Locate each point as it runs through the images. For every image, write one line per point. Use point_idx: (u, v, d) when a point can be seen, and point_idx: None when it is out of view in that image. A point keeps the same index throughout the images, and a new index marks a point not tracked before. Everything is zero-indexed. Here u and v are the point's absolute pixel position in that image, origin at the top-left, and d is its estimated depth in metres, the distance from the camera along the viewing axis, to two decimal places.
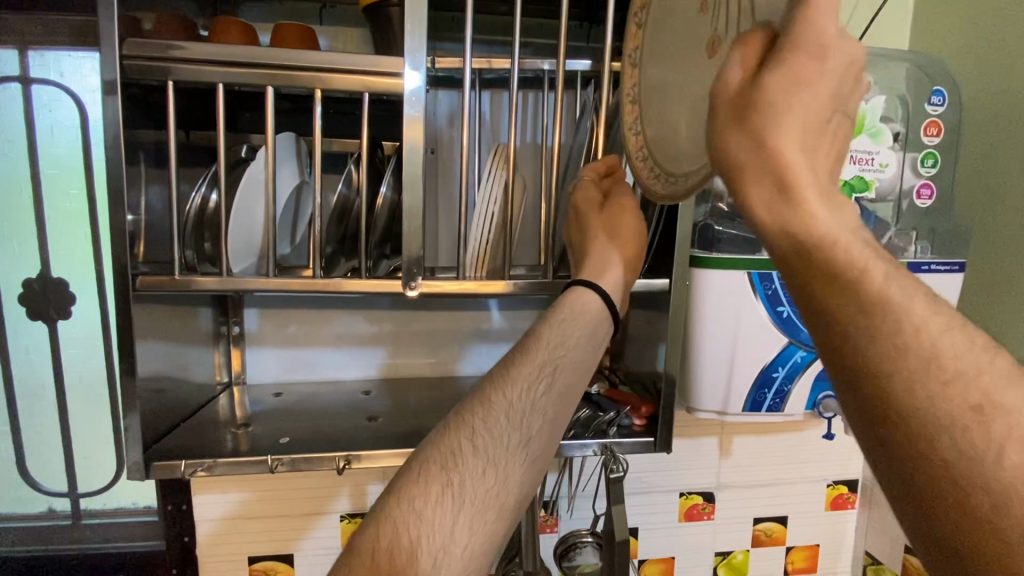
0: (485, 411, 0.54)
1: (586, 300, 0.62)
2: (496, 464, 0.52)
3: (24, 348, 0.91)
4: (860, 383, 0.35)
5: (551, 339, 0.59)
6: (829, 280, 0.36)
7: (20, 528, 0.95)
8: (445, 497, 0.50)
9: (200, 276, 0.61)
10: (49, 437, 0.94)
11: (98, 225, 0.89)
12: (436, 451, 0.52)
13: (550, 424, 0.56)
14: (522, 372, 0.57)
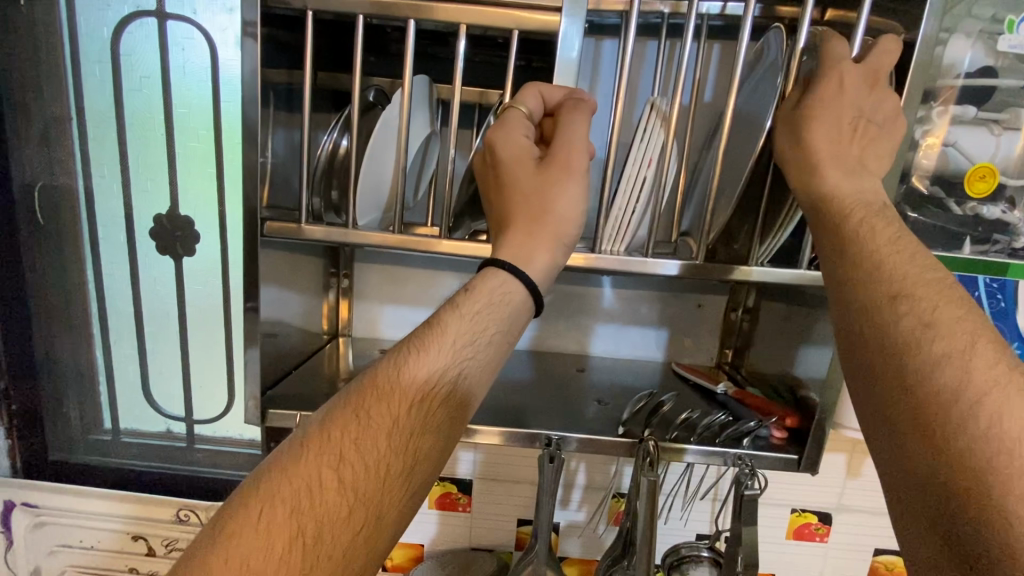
0: (359, 431, 0.44)
1: (512, 293, 0.50)
2: (363, 500, 0.43)
3: (154, 280, 0.97)
4: (830, 255, 0.51)
5: (455, 340, 0.48)
6: (865, 293, 0.48)
7: (143, 443, 1.04)
8: (293, 549, 0.40)
9: (322, 226, 0.58)
10: (171, 364, 1.00)
11: (222, 166, 0.90)
12: (287, 483, 0.42)
13: (441, 440, 0.47)
14: (410, 378, 0.46)
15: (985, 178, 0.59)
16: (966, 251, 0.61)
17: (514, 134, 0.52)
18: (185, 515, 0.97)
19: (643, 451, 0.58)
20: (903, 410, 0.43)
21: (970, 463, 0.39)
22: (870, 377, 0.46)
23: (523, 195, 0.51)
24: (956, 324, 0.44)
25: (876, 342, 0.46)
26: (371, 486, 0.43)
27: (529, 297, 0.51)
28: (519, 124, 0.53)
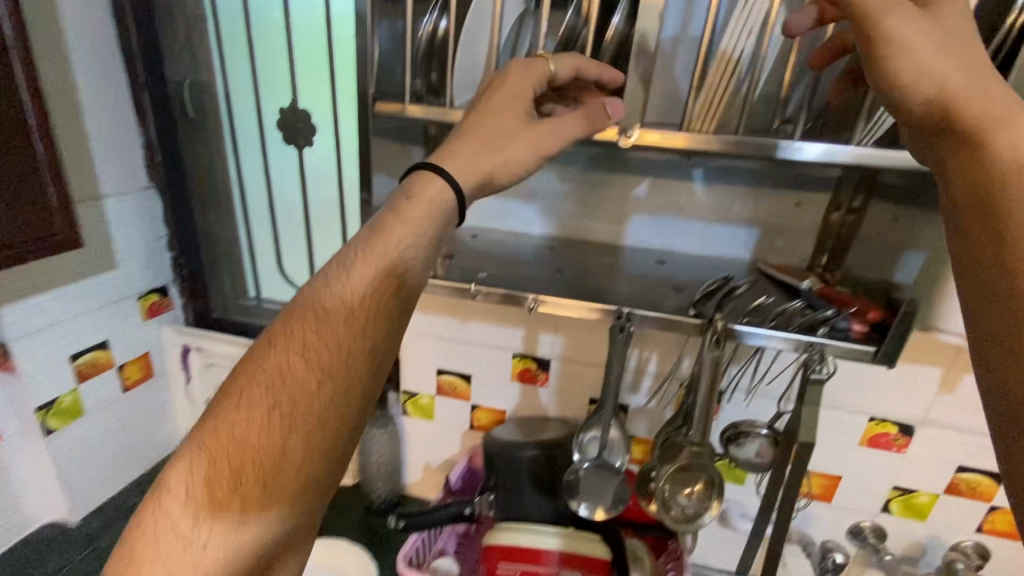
0: (312, 319, 0.46)
1: (425, 186, 0.51)
2: (326, 382, 0.45)
3: (281, 168, 1.10)
4: (932, 136, 0.46)
5: (398, 243, 0.48)
6: (983, 154, 0.42)
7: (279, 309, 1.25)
8: (267, 431, 0.43)
9: (424, 108, 0.64)
10: (298, 244, 1.17)
11: (335, 62, 0.97)
12: (254, 376, 0.45)
13: (393, 328, 0.48)
14: (344, 267, 0.48)
15: None
16: None
17: (520, 75, 0.55)
18: None
19: (711, 330, 0.61)
20: (978, 233, 0.41)
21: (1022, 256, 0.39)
22: (961, 227, 0.43)
23: (502, 125, 0.55)
24: None
25: (974, 185, 0.42)
26: (326, 367, 0.45)
27: (451, 197, 0.51)
28: (532, 72, 0.56)
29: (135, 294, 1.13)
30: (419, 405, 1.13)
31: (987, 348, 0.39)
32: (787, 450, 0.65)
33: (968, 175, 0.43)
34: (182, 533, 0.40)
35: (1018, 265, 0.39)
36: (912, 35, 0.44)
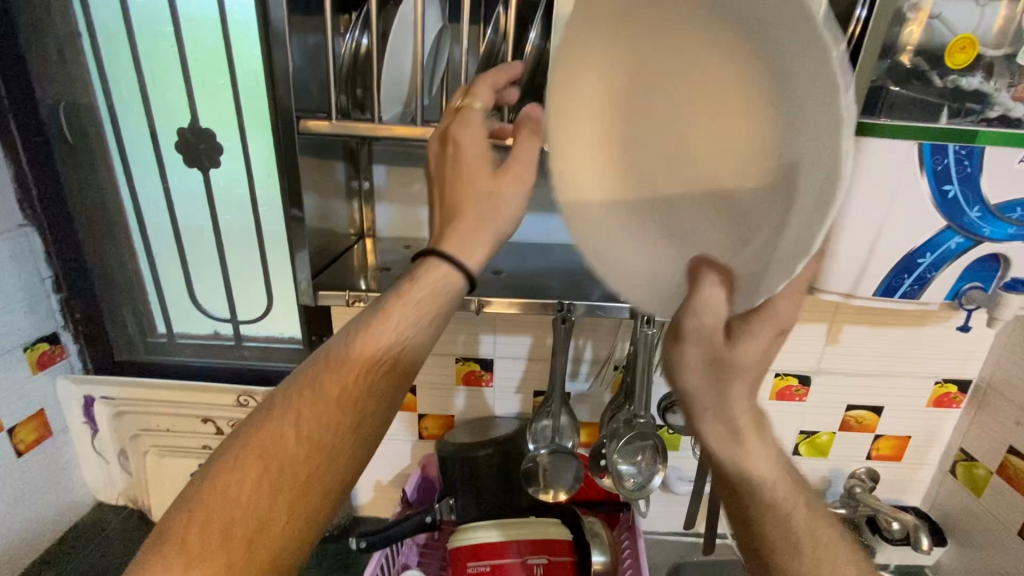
0: (275, 434, 0.49)
1: (414, 278, 0.54)
2: (249, 493, 0.47)
3: (186, 193, 1.02)
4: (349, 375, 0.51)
5: (297, 425, 0.49)
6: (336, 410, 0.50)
7: (194, 344, 1.14)
8: (189, 515, 0.46)
9: (353, 122, 0.63)
10: (212, 273, 1.08)
11: (237, 79, 0.92)
12: (226, 459, 0.49)
13: (296, 474, 0.48)
14: (332, 343, 0.53)
15: (965, 49, 0.61)
16: (941, 122, 0.64)
17: (428, 271, 0.53)
18: (246, 400, 1.10)
19: (642, 312, 0.66)
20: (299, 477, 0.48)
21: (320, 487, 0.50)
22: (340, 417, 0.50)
23: (324, 422, 0.50)
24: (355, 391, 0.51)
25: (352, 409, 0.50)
26: (270, 478, 0.47)
27: (448, 280, 0.54)
28: (426, 278, 0.53)
29: (22, 345, 1.01)
30: None
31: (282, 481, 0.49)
32: None
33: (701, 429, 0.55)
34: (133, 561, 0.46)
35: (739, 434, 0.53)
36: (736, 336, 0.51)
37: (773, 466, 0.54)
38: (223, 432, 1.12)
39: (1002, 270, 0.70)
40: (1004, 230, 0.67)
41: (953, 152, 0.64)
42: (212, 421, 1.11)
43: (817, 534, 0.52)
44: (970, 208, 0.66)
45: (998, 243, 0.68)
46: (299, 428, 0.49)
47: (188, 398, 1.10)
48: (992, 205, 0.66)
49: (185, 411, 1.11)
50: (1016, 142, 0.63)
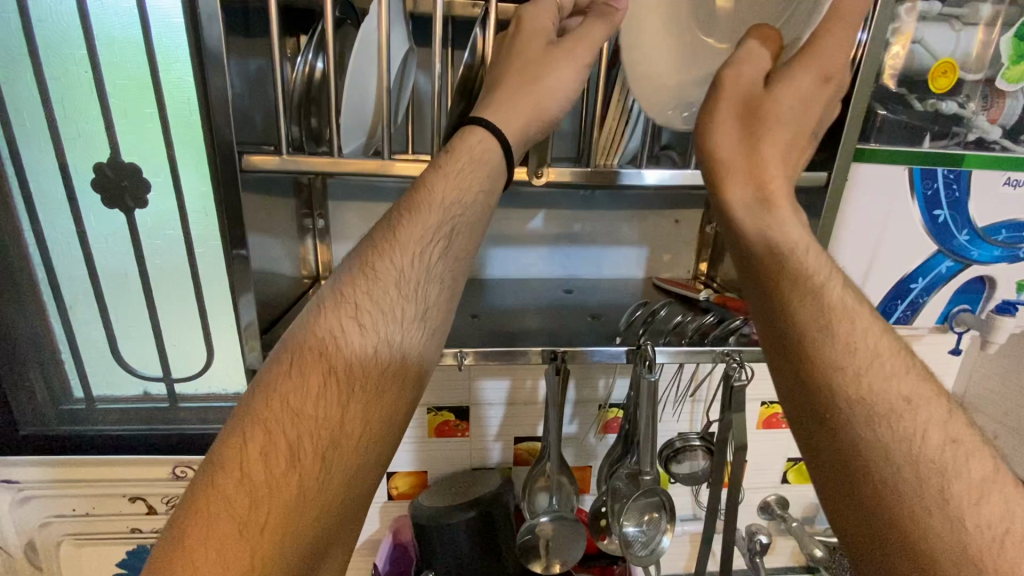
0: (333, 334, 0.44)
1: (456, 156, 0.50)
2: (315, 402, 0.42)
3: (105, 236, 0.88)
4: (410, 231, 0.47)
5: (370, 304, 0.45)
6: (381, 293, 0.45)
7: (120, 409, 0.96)
8: (250, 430, 0.41)
9: (308, 157, 0.54)
10: (140, 325, 0.94)
11: (166, 107, 0.80)
12: (282, 364, 0.43)
13: (376, 372, 0.44)
14: (371, 236, 0.48)
15: (946, 74, 0.61)
16: (925, 147, 0.63)
17: (466, 148, 0.50)
18: (182, 472, 0.97)
19: (641, 355, 0.60)
20: (355, 388, 0.43)
21: (383, 400, 0.45)
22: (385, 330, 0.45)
23: (386, 300, 0.45)
24: (407, 257, 0.47)
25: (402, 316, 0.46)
26: (341, 376, 0.43)
27: (488, 149, 0.50)
28: (471, 154, 0.50)
29: None
30: None
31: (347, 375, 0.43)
32: (722, 461, 0.64)
33: (792, 326, 0.46)
34: (190, 495, 0.40)
35: (844, 338, 0.44)
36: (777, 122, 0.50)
37: (901, 375, 0.43)
38: (156, 511, 0.98)
39: (990, 293, 0.70)
40: (990, 253, 0.67)
41: (942, 176, 0.63)
42: (141, 498, 0.98)
43: (952, 433, 0.40)
44: (959, 232, 0.65)
45: (985, 265, 0.68)
46: (359, 322, 0.44)
47: (113, 473, 0.96)
48: (979, 228, 0.66)
49: (108, 489, 0.97)
50: (998, 165, 0.63)
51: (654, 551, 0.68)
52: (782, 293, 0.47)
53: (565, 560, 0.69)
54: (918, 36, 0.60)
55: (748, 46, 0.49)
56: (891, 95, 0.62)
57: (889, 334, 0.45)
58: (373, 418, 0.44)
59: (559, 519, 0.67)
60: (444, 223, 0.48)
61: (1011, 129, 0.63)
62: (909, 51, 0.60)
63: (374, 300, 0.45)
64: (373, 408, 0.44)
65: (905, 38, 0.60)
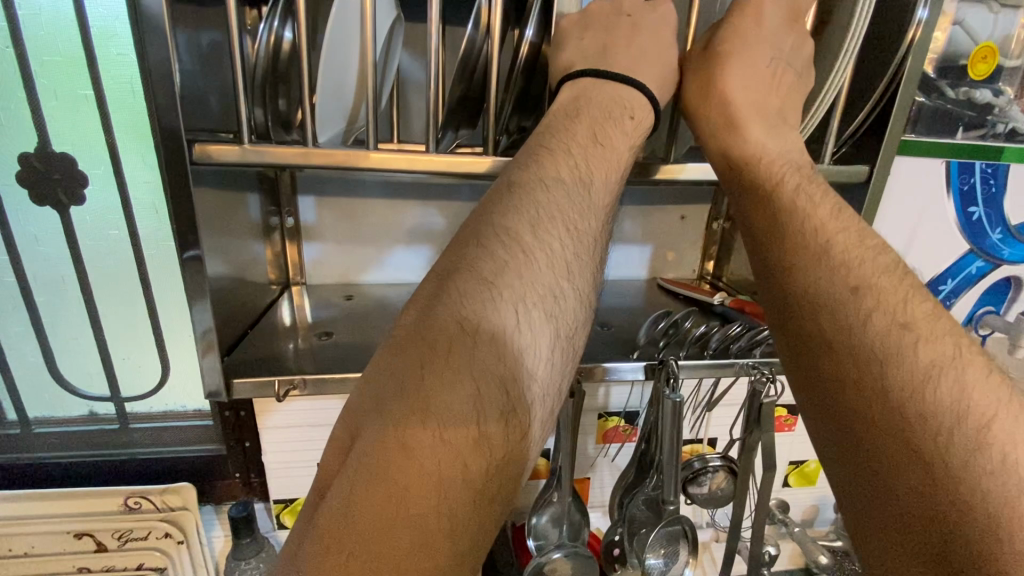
0: (534, 282, 0.34)
1: (630, 103, 0.43)
2: (545, 367, 0.33)
3: (36, 238, 0.76)
4: (587, 166, 0.39)
5: (558, 247, 0.36)
6: (567, 232, 0.36)
7: (63, 434, 0.84)
8: (483, 396, 0.30)
9: (275, 147, 0.45)
10: (82, 338, 0.82)
11: (103, 87, 0.69)
12: (458, 313, 0.31)
13: (569, 332, 0.35)
14: (556, 168, 0.38)
15: (986, 59, 0.56)
16: (958, 138, 0.58)
17: (633, 93, 0.43)
18: (137, 503, 0.84)
19: (664, 371, 0.54)
20: (546, 352, 0.33)
21: (565, 371, 0.35)
22: (574, 281, 0.36)
23: (575, 244, 0.37)
24: (588, 193, 0.39)
25: (583, 267, 0.37)
26: (561, 340, 0.34)
27: (650, 105, 0.44)
28: (647, 111, 0.43)
29: None
30: (299, 511, 0.88)
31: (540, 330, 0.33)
32: (746, 482, 0.59)
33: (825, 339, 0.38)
34: (414, 480, 0.27)
35: (849, 302, 0.37)
36: (778, 132, 0.45)
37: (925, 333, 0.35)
38: (107, 547, 0.85)
39: (1016, 295, 0.66)
40: (1020, 252, 0.63)
41: (978, 171, 0.59)
42: (89, 535, 0.84)
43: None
44: (992, 230, 0.61)
45: (1015, 265, 0.64)
46: (570, 277, 0.36)
47: (54, 507, 0.83)
48: (1012, 226, 0.62)
49: (44, 529, 0.83)
50: None
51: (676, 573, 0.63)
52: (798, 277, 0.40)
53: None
54: (959, 18, 0.54)
55: (760, 54, 0.46)
56: (926, 81, 0.56)
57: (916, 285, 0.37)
58: (560, 389, 0.35)
59: (575, 556, 0.59)
60: (614, 164, 0.41)
61: None
62: (951, 33, 0.55)
63: (559, 241, 0.36)
64: (562, 376, 0.35)
65: (946, 19, 0.54)
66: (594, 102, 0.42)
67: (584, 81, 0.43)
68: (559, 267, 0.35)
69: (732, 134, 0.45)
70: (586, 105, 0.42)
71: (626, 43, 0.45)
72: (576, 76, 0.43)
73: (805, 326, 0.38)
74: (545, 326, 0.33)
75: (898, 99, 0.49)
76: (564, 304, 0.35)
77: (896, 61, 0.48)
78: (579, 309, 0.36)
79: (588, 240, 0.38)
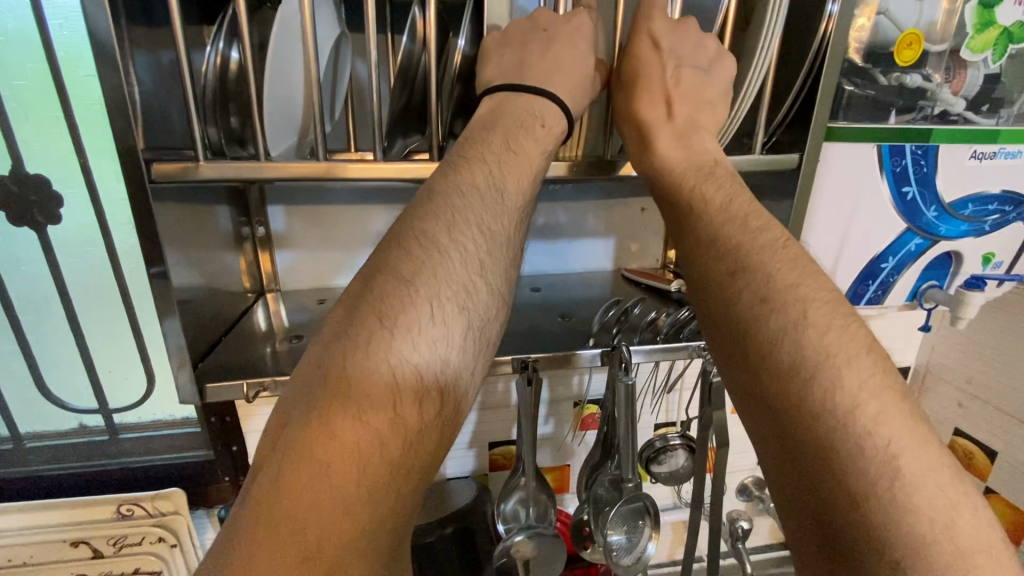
0: (448, 278, 0.37)
1: (543, 113, 0.46)
2: (460, 358, 0.36)
3: (17, 259, 0.78)
4: (502, 170, 0.42)
5: (472, 246, 0.39)
6: (484, 232, 0.40)
7: (55, 447, 0.87)
8: (399, 384, 0.33)
9: (230, 163, 0.47)
10: (67, 354, 0.85)
11: (72, 110, 0.71)
12: (377, 311, 0.35)
13: (484, 325, 0.38)
14: (472, 173, 0.41)
15: (912, 45, 0.59)
16: (891, 122, 0.61)
17: (547, 104, 0.46)
18: (130, 510, 0.86)
19: (617, 356, 0.57)
20: (461, 342, 0.36)
21: (481, 360, 0.38)
22: (489, 278, 0.39)
23: (490, 244, 0.40)
24: (504, 196, 0.42)
25: (498, 264, 0.40)
26: (476, 330, 0.38)
27: (562, 113, 0.47)
28: (562, 124, 0.47)
29: None
30: None
31: (455, 323, 0.36)
32: (703, 458, 0.62)
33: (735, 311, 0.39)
34: (333, 458, 0.31)
35: (741, 270, 0.39)
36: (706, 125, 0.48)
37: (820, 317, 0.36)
38: (104, 553, 0.87)
39: (956, 269, 0.70)
40: (957, 228, 0.66)
41: (910, 152, 0.62)
42: (86, 542, 0.86)
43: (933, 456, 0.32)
44: (927, 208, 0.65)
45: (953, 240, 0.67)
46: (484, 275, 0.39)
47: (48, 518, 0.85)
48: (947, 203, 0.65)
49: (41, 537, 0.85)
50: (964, 138, 0.62)
51: (639, 557, 0.65)
52: (717, 268, 0.41)
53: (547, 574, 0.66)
54: (883, 8, 0.57)
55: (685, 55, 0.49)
56: (856, 69, 0.59)
57: (815, 272, 0.39)
58: (476, 376, 0.38)
59: (538, 537, 0.63)
60: (528, 168, 0.44)
61: (973, 100, 0.62)
62: (876, 23, 0.58)
63: (474, 241, 0.39)
64: (478, 364, 0.38)
65: (869, 10, 0.57)
66: (508, 110, 0.45)
67: (500, 88, 0.46)
68: (474, 265, 0.39)
69: (658, 130, 0.49)
70: (501, 114, 0.45)
71: (555, 50, 0.47)
72: (497, 91, 0.46)
73: (730, 297, 0.39)
74: (460, 318, 0.37)
75: (820, 89, 0.52)
76: (478, 298, 0.38)
77: (815, 53, 0.50)
78: (495, 303, 0.40)
79: (504, 239, 0.41)
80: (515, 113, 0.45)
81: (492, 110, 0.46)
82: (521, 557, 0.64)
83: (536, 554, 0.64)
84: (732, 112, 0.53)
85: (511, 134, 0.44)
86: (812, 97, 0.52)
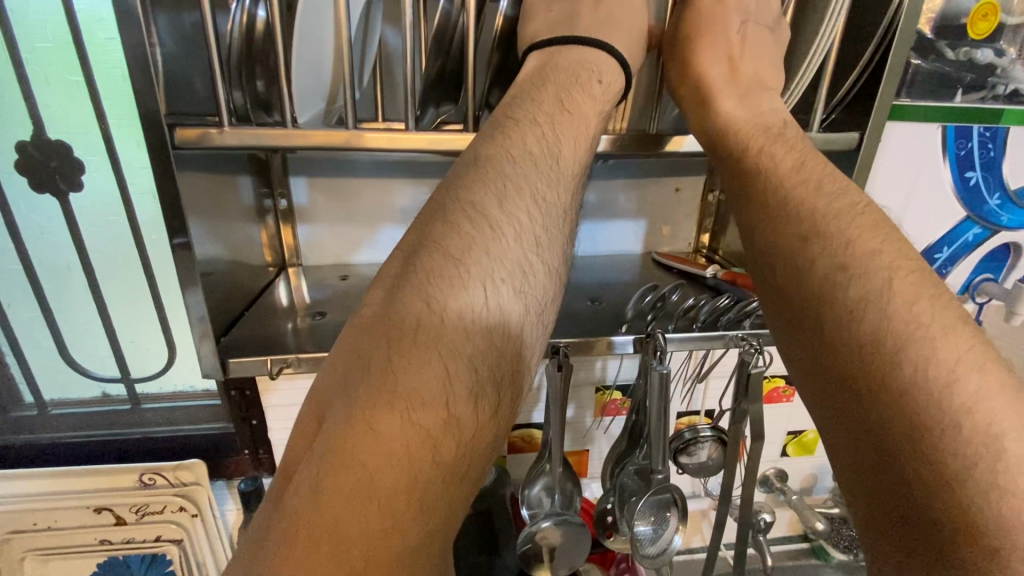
0: (500, 254, 0.35)
1: (598, 66, 0.43)
2: (514, 343, 0.34)
3: (40, 226, 0.78)
4: (556, 133, 0.40)
5: (525, 220, 0.36)
6: (537, 205, 0.37)
7: (80, 414, 0.87)
8: (451, 368, 0.31)
9: (254, 130, 0.45)
10: (88, 323, 0.84)
11: (92, 73, 0.69)
12: (425, 291, 0.33)
13: (540, 304, 0.36)
14: (524, 138, 0.38)
15: (987, 16, 0.54)
16: (956, 102, 0.56)
17: (601, 58, 0.43)
18: (151, 479, 0.87)
19: (652, 344, 0.54)
20: (515, 322, 0.34)
21: (534, 342, 0.36)
22: (544, 254, 0.37)
23: (544, 218, 0.37)
24: (558, 162, 0.39)
25: (552, 240, 0.38)
26: (532, 310, 0.35)
27: (617, 67, 0.44)
28: (616, 72, 0.44)
29: None
30: None
31: (509, 302, 0.34)
32: (735, 451, 0.60)
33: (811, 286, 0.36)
34: (382, 459, 0.29)
35: (814, 249, 0.36)
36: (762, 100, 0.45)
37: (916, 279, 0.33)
38: (126, 520, 0.89)
39: (1015, 262, 0.65)
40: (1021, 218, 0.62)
41: (977, 135, 0.58)
42: (108, 509, 0.88)
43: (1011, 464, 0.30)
44: (989, 196, 0.61)
45: (1014, 231, 0.63)
46: (539, 252, 0.37)
47: (71, 484, 0.86)
48: (1011, 191, 0.61)
49: (66, 503, 0.86)
50: None
51: (663, 548, 0.64)
52: (789, 235, 0.38)
53: (569, 564, 0.63)
54: None
55: None
56: (924, 42, 0.54)
57: (890, 247, 0.36)
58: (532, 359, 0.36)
59: (564, 524, 0.60)
60: (584, 128, 0.41)
61: None
62: None
63: (525, 214, 0.36)
64: (534, 346, 0.36)
65: None
66: (558, 65, 0.42)
67: (549, 43, 0.43)
68: (527, 240, 0.36)
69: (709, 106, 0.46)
70: (552, 72, 0.42)
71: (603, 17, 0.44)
72: (542, 44, 0.43)
73: (804, 274, 0.36)
74: (513, 297, 0.34)
75: (888, 64, 0.48)
76: (534, 276, 0.36)
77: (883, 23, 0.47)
78: (551, 282, 0.37)
79: (558, 212, 0.38)
80: (568, 70, 0.42)
81: (541, 68, 0.43)
82: (547, 545, 0.62)
83: (561, 543, 0.62)
84: (789, 91, 0.50)
85: (564, 92, 0.41)
86: (876, 71, 0.48)
